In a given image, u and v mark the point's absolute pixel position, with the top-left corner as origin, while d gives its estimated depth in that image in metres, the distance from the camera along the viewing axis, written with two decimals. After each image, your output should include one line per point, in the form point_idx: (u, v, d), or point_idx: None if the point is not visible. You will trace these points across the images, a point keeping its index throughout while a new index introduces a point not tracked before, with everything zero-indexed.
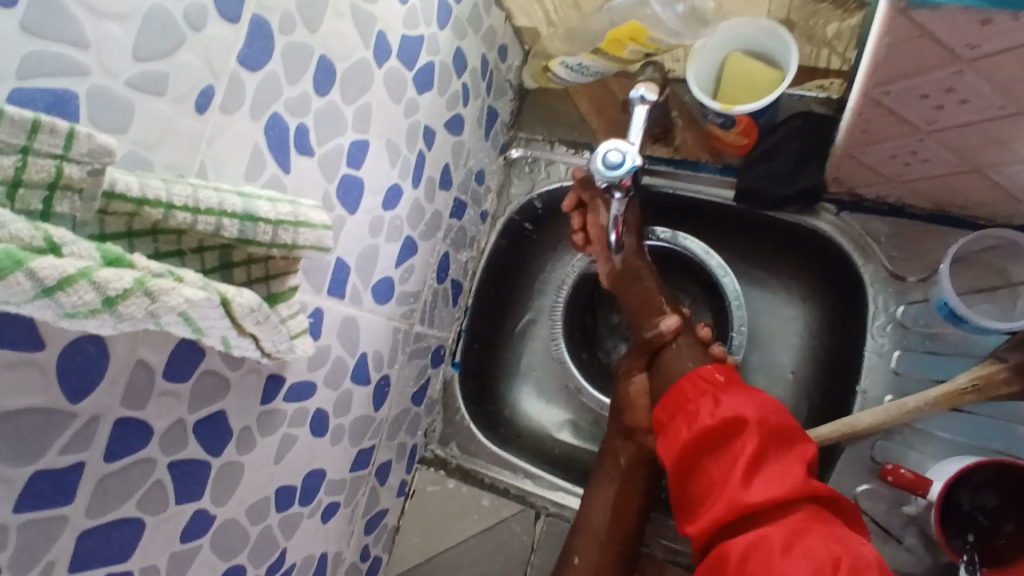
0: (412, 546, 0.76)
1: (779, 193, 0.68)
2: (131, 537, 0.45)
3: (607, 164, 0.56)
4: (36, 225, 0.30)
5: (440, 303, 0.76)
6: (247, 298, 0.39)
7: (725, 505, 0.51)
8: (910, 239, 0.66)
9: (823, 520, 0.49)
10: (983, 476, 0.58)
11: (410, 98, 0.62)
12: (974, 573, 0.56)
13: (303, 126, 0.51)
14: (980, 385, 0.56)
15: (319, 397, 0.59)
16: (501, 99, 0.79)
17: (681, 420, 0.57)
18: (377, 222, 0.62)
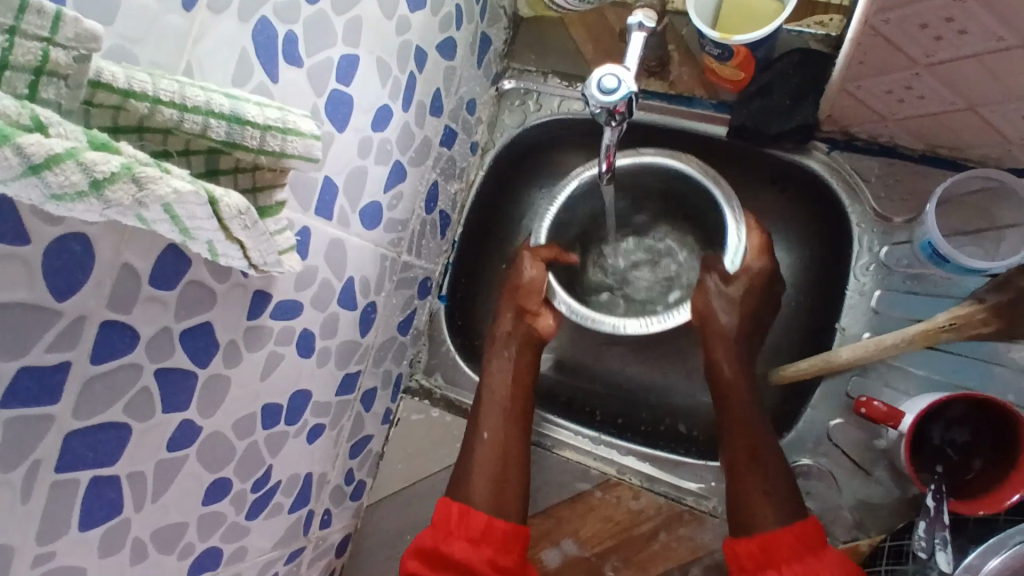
0: (395, 472, 0.77)
1: (771, 130, 0.68)
2: (117, 441, 0.45)
3: (601, 90, 0.56)
4: (23, 104, 0.29)
5: (428, 233, 0.75)
6: (234, 200, 0.38)
7: None
8: (897, 180, 0.67)
9: None
10: (957, 412, 0.60)
11: (401, 15, 0.60)
12: (940, 500, 0.55)
13: (291, 33, 0.49)
14: (958, 323, 0.59)
15: (304, 318, 0.59)
16: (494, 26, 0.77)
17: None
18: (366, 142, 0.60)
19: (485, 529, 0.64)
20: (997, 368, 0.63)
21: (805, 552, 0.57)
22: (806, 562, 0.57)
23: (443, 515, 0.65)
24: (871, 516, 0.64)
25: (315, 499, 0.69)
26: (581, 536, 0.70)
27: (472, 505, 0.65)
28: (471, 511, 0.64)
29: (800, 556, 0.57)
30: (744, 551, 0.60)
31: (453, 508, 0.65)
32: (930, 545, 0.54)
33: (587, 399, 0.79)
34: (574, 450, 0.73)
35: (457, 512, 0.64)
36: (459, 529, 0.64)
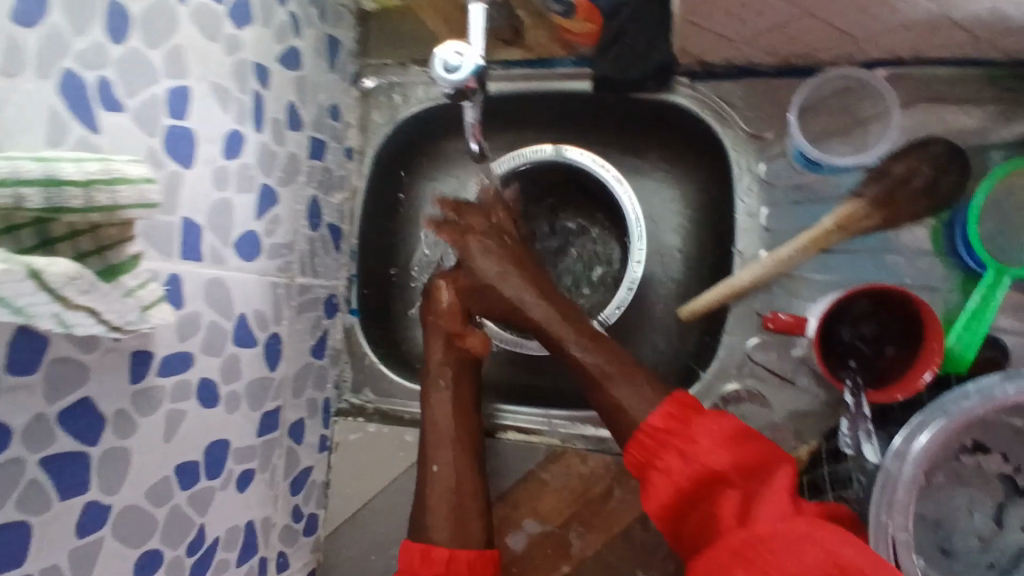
0: (346, 497, 0.76)
1: (634, 74, 0.69)
2: (16, 545, 0.42)
3: (447, 69, 0.54)
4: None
5: (319, 250, 0.73)
6: (64, 266, 0.36)
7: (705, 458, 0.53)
8: (761, 99, 0.68)
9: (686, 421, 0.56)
10: (863, 308, 0.62)
11: (228, 35, 0.57)
12: (859, 394, 0.57)
13: (104, 79, 0.46)
14: (844, 222, 0.62)
15: (199, 366, 0.56)
16: (340, 26, 0.74)
17: (655, 474, 0.55)
18: (221, 172, 0.58)
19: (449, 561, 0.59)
20: (890, 257, 0.65)
21: (671, 434, 0.55)
22: (675, 447, 0.54)
23: (408, 560, 0.60)
24: (806, 424, 0.66)
25: (265, 545, 0.67)
26: (541, 513, 0.70)
27: (432, 540, 0.60)
28: (433, 548, 0.60)
29: (670, 444, 0.54)
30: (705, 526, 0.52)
31: (415, 553, 0.60)
32: (857, 439, 0.56)
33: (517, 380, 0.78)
34: (529, 430, 0.73)
35: (419, 554, 0.60)
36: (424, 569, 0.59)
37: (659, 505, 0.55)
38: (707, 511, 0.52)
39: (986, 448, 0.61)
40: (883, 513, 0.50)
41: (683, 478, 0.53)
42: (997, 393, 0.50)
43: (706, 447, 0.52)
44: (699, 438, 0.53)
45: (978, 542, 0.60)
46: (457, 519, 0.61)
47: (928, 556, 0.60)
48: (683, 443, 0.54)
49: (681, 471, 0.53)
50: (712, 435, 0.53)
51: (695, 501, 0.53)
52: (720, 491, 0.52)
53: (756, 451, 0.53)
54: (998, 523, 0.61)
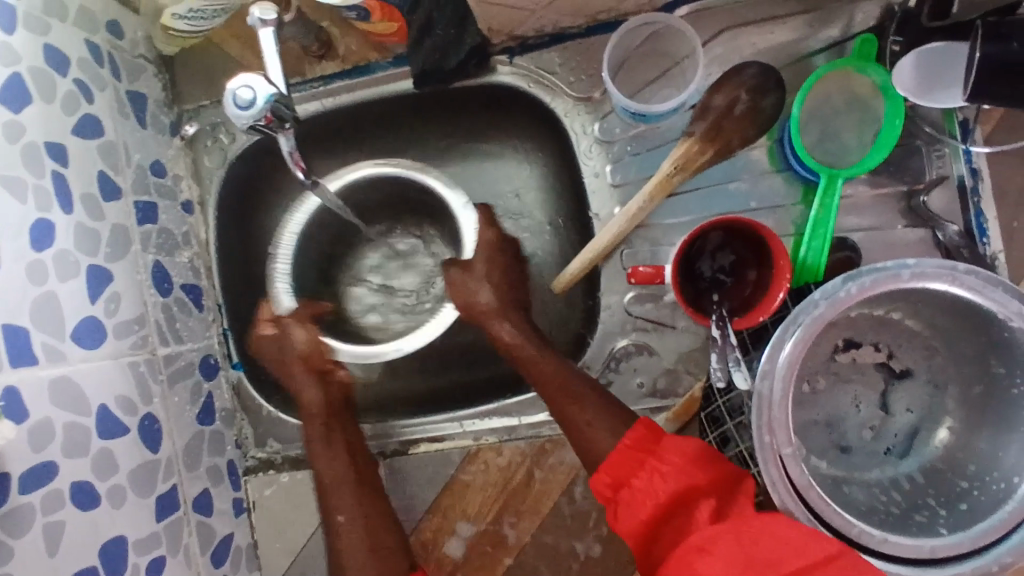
0: (277, 551, 0.74)
1: (451, 62, 0.68)
2: None
3: (241, 105, 0.52)
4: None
5: (180, 314, 0.69)
6: None
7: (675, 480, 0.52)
8: (578, 61, 0.68)
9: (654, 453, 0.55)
10: (716, 240, 0.65)
11: (6, 120, 0.53)
12: (724, 326, 0.59)
13: None
14: (682, 164, 0.64)
15: (66, 472, 0.53)
16: (140, 78, 0.70)
17: (627, 497, 0.54)
18: (36, 267, 0.54)
19: None
20: (732, 185, 0.67)
21: (646, 454, 0.55)
22: (649, 467, 0.54)
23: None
24: (695, 361, 0.68)
25: None
26: (471, 513, 0.70)
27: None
28: None
29: (646, 464, 0.55)
30: (664, 539, 0.51)
31: None
32: (727, 367, 0.57)
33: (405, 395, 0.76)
34: (441, 438, 0.71)
35: None
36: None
37: (635, 527, 0.53)
38: (676, 525, 0.51)
39: (856, 343, 0.64)
40: (764, 434, 0.52)
41: (664, 492, 0.52)
42: (841, 294, 0.52)
43: (676, 467, 0.53)
44: (669, 455, 0.54)
45: (870, 431, 0.64)
46: (379, 551, 0.59)
47: (829, 457, 0.63)
48: (656, 463, 0.54)
49: (662, 486, 0.52)
50: (681, 459, 0.53)
51: (667, 523, 0.52)
52: (696, 504, 0.51)
53: (724, 470, 0.53)
54: (884, 409, 0.64)
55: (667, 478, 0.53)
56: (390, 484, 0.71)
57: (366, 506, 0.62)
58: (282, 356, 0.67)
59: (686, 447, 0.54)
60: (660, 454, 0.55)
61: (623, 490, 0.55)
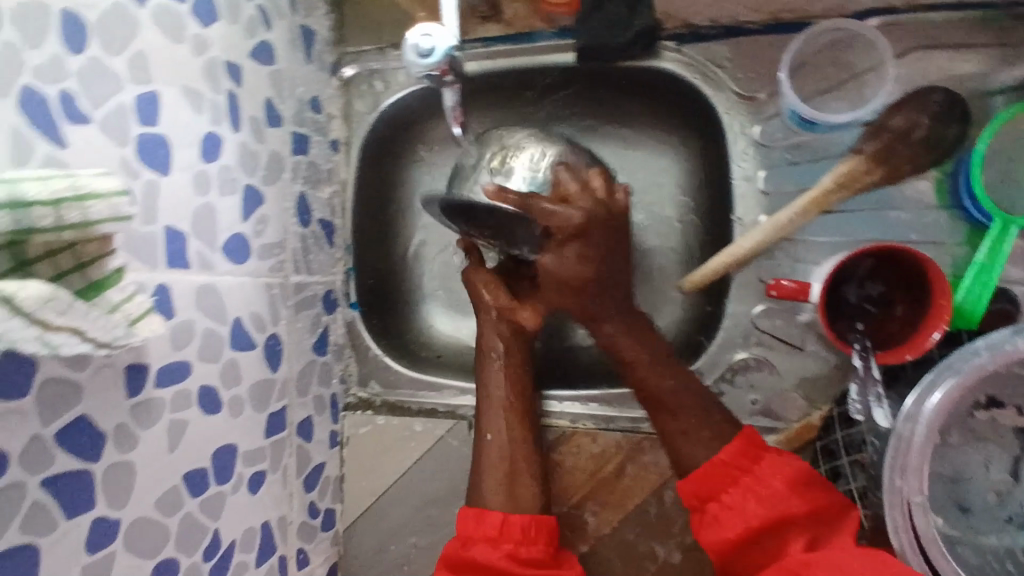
0: (361, 489, 0.76)
1: (618, 41, 0.66)
2: (28, 565, 0.43)
3: (420, 54, 0.53)
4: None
5: (313, 247, 0.72)
6: (35, 289, 0.36)
7: (770, 509, 0.53)
8: (749, 57, 0.66)
9: (750, 471, 0.56)
10: (866, 267, 0.61)
11: (195, 34, 0.55)
12: (867, 358, 0.56)
13: (64, 91, 0.44)
14: (844, 182, 0.61)
15: (200, 374, 0.56)
16: (312, 15, 0.72)
17: (716, 510, 0.56)
18: (202, 177, 0.56)
19: (502, 525, 0.61)
20: (894, 213, 0.63)
21: (740, 473, 0.56)
22: (743, 485, 0.55)
23: (462, 524, 0.62)
24: (816, 388, 0.65)
25: (283, 543, 0.67)
26: (555, 493, 0.70)
27: (488, 505, 0.62)
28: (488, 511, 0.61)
29: (739, 482, 0.56)
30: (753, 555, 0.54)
31: (469, 513, 0.61)
32: (866, 403, 0.55)
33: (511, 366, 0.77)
34: (538, 413, 0.72)
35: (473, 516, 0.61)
36: (478, 532, 0.60)
37: (718, 541, 0.55)
38: (767, 548, 0.53)
39: (1000, 403, 0.59)
40: (895, 476, 0.49)
41: (755, 517, 0.54)
42: (1007, 347, 0.48)
43: (771, 493, 0.54)
44: (765, 481, 0.55)
45: (994, 496, 0.59)
46: (510, 485, 0.63)
47: (948, 516, 0.59)
48: (751, 484, 0.55)
49: (752, 512, 0.54)
50: (778, 487, 0.54)
51: (757, 543, 0.54)
52: (787, 534, 0.52)
53: (824, 497, 0.54)
54: (1017, 478, 0.60)
55: (761, 504, 0.54)
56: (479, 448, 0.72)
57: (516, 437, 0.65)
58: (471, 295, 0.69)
59: (786, 472, 0.55)
60: (756, 472, 0.55)
61: (711, 503, 0.57)
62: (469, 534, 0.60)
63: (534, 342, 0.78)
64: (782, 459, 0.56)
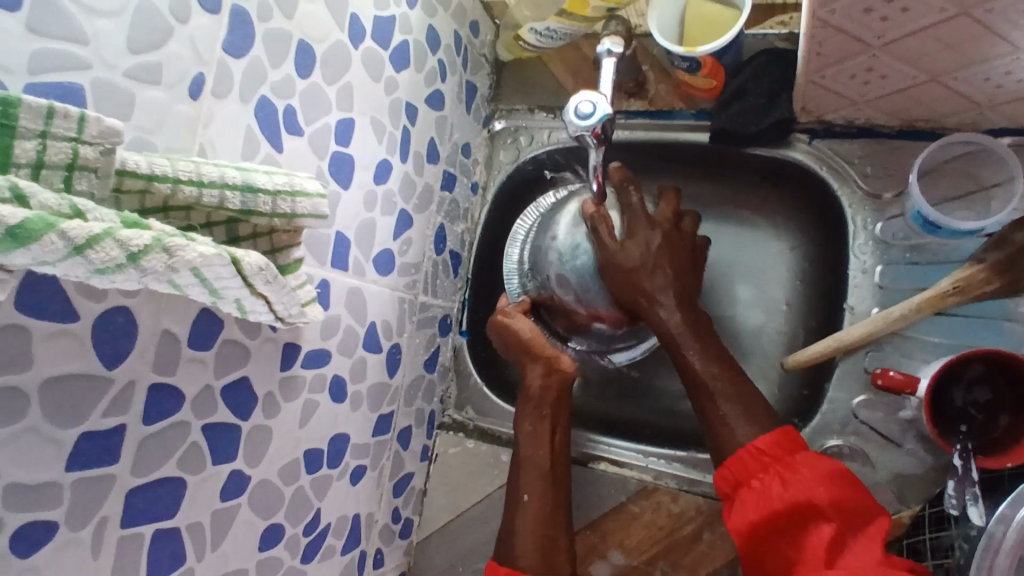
0: (440, 506, 0.80)
1: (751, 128, 0.71)
2: (174, 496, 0.49)
3: (579, 115, 0.60)
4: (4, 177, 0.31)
5: (441, 273, 0.80)
6: (255, 259, 0.43)
7: (801, 497, 0.52)
8: (881, 157, 0.69)
9: (785, 458, 0.55)
10: (976, 372, 0.61)
11: (389, 76, 0.65)
12: (967, 458, 0.56)
13: (289, 107, 0.54)
14: (961, 287, 0.60)
15: (334, 364, 0.63)
16: (478, 73, 0.82)
17: (746, 495, 0.55)
18: (371, 196, 0.65)
19: None
20: (1007, 324, 0.63)
21: (773, 460, 0.55)
22: (774, 472, 0.55)
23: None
24: (910, 488, 0.64)
25: (366, 540, 0.71)
26: (627, 545, 0.71)
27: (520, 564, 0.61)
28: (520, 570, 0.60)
29: (772, 468, 0.55)
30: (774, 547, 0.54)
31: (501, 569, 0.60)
32: (962, 502, 0.55)
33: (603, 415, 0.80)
34: (623, 463, 0.74)
35: None
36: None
37: (741, 523, 0.55)
38: (791, 538, 0.53)
39: None
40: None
41: (781, 501, 0.53)
42: None
43: (804, 482, 0.53)
44: (801, 473, 0.54)
45: None
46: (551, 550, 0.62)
47: None
48: (783, 470, 0.54)
49: (780, 495, 0.53)
50: (814, 479, 0.53)
51: (779, 534, 0.54)
52: (815, 525, 0.52)
53: (858, 495, 0.53)
54: None
55: (790, 488, 0.53)
56: None
57: (550, 492, 0.66)
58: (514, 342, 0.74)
59: (825, 467, 0.53)
60: (791, 467, 0.54)
61: (741, 489, 0.56)
62: None
63: (627, 398, 0.81)
64: (826, 459, 0.54)
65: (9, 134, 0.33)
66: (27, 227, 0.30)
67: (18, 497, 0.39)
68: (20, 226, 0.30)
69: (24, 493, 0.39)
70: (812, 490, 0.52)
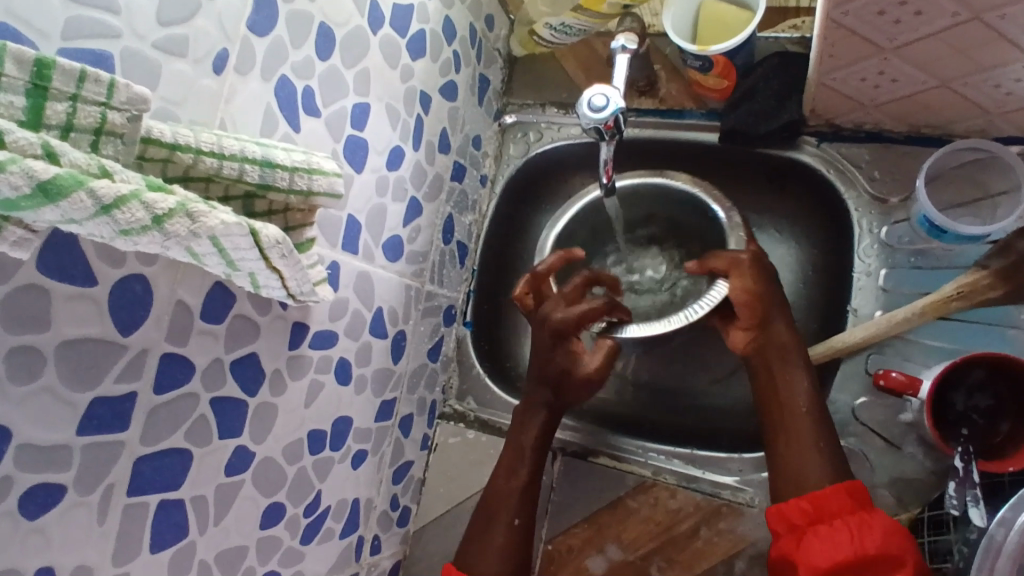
0: (438, 496, 0.80)
1: (760, 129, 0.72)
2: (180, 467, 0.49)
3: (592, 108, 0.60)
4: (36, 136, 0.32)
5: (448, 263, 0.80)
6: (272, 231, 0.42)
7: (887, 547, 0.54)
8: (889, 161, 0.70)
9: (862, 508, 0.57)
10: (978, 376, 0.61)
11: (405, 64, 0.66)
12: (968, 461, 0.56)
13: (309, 88, 0.54)
14: (966, 292, 0.61)
15: (340, 346, 0.63)
16: (491, 67, 0.83)
17: (824, 534, 0.56)
18: (383, 181, 0.65)
19: None
20: (1010, 331, 0.64)
21: (856, 507, 0.57)
22: (859, 517, 0.56)
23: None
24: (908, 489, 0.65)
25: (364, 525, 0.71)
26: (624, 539, 0.71)
27: None
28: None
29: (856, 513, 0.56)
30: None
31: None
32: (962, 502, 0.55)
33: (603, 411, 0.81)
34: (623, 459, 0.74)
35: None
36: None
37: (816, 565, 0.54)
38: None
39: None
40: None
41: (873, 548, 0.54)
42: None
43: (889, 533, 0.54)
44: (882, 522, 0.55)
45: None
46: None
47: None
48: (866, 519, 0.56)
49: (871, 542, 0.54)
50: (893, 529, 0.55)
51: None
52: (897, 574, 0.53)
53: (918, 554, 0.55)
54: None
55: (877, 537, 0.54)
56: (559, 479, 0.75)
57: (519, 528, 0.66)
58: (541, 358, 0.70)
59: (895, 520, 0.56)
60: (870, 516, 0.56)
61: (818, 525, 0.56)
62: None
63: (628, 392, 0.81)
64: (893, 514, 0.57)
65: (42, 95, 0.33)
66: (57, 183, 0.31)
67: (29, 457, 0.39)
68: (51, 181, 0.31)
69: (35, 454, 0.39)
70: (898, 544, 0.54)
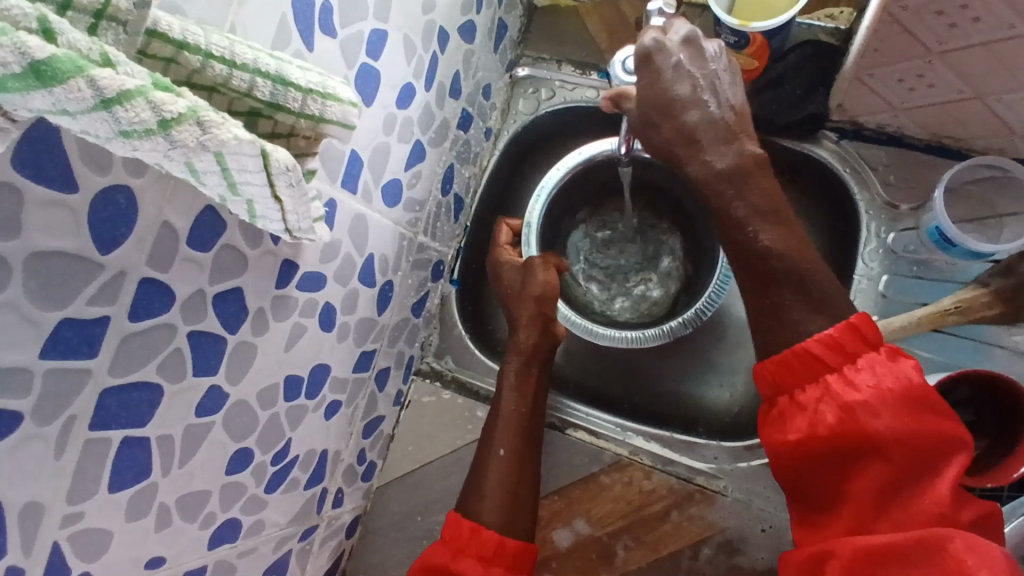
0: (406, 455, 0.78)
1: (782, 119, 0.70)
2: (148, 402, 0.45)
3: (626, 70, 0.59)
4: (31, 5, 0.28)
5: (443, 215, 0.76)
6: (284, 156, 0.38)
7: (840, 422, 0.49)
8: (906, 169, 0.70)
9: (847, 382, 0.50)
10: (964, 394, 0.62)
11: None
12: (949, 473, 0.59)
13: (328, 3, 0.49)
14: (963, 307, 0.63)
15: (328, 291, 0.59)
16: (511, 13, 0.78)
17: (794, 414, 0.52)
18: (391, 119, 0.61)
19: (497, 547, 0.61)
20: (998, 352, 0.65)
21: (834, 375, 0.51)
22: (828, 389, 0.51)
23: (453, 533, 0.62)
24: None
25: (329, 477, 0.68)
26: (593, 516, 0.71)
27: (484, 522, 0.62)
28: (483, 529, 0.62)
29: (823, 381, 0.51)
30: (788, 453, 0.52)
31: (464, 526, 0.61)
32: None
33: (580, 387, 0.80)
34: (599, 434, 0.73)
35: (492, 540, 0.61)
36: (471, 547, 0.60)
37: (778, 441, 0.53)
38: (831, 464, 0.50)
39: None
40: None
41: (826, 427, 0.50)
42: None
43: (864, 400, 0.49)
44: (859, 388, 0.49)
45: None
46: (510, 504, 0.64)
47: None
48: (838, 384, 0.50)
49: (825, 420, 0.50)
50: (868, 395, 0.49)
51: (820, 458, 0.51)
52: (864, 457, 0.49)
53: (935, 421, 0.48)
54: None
55: (841, 412, 0.49)
56: None
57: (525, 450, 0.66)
58: (524, 290, 0.70)
59: (888, 380, 0.49)
60: (845, 388, 0.50)
61: (783, 397, 0.54)
62: (461, 546, 0.61)
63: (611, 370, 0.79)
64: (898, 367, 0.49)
65: None
66: (52, 66, 0.27)
67: None
68: (45, 62, 0.26)
69: None
70: (877, 428, 0.48)
